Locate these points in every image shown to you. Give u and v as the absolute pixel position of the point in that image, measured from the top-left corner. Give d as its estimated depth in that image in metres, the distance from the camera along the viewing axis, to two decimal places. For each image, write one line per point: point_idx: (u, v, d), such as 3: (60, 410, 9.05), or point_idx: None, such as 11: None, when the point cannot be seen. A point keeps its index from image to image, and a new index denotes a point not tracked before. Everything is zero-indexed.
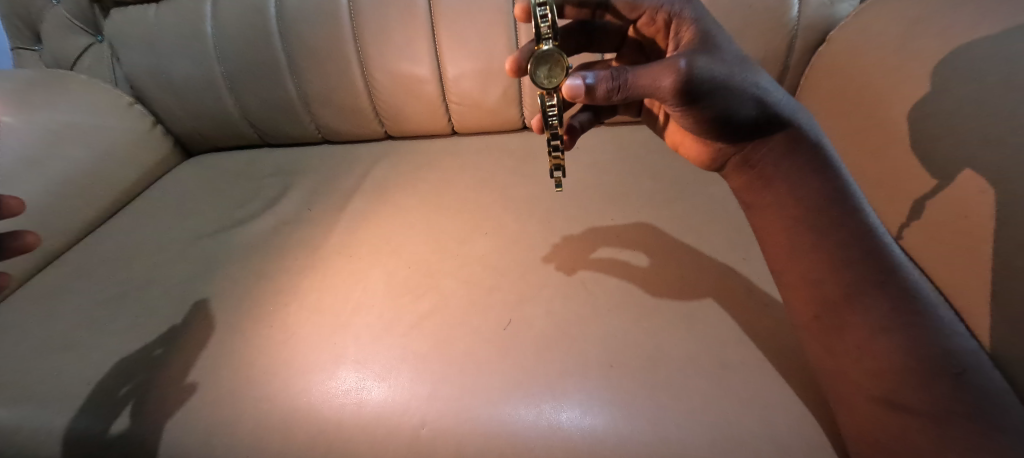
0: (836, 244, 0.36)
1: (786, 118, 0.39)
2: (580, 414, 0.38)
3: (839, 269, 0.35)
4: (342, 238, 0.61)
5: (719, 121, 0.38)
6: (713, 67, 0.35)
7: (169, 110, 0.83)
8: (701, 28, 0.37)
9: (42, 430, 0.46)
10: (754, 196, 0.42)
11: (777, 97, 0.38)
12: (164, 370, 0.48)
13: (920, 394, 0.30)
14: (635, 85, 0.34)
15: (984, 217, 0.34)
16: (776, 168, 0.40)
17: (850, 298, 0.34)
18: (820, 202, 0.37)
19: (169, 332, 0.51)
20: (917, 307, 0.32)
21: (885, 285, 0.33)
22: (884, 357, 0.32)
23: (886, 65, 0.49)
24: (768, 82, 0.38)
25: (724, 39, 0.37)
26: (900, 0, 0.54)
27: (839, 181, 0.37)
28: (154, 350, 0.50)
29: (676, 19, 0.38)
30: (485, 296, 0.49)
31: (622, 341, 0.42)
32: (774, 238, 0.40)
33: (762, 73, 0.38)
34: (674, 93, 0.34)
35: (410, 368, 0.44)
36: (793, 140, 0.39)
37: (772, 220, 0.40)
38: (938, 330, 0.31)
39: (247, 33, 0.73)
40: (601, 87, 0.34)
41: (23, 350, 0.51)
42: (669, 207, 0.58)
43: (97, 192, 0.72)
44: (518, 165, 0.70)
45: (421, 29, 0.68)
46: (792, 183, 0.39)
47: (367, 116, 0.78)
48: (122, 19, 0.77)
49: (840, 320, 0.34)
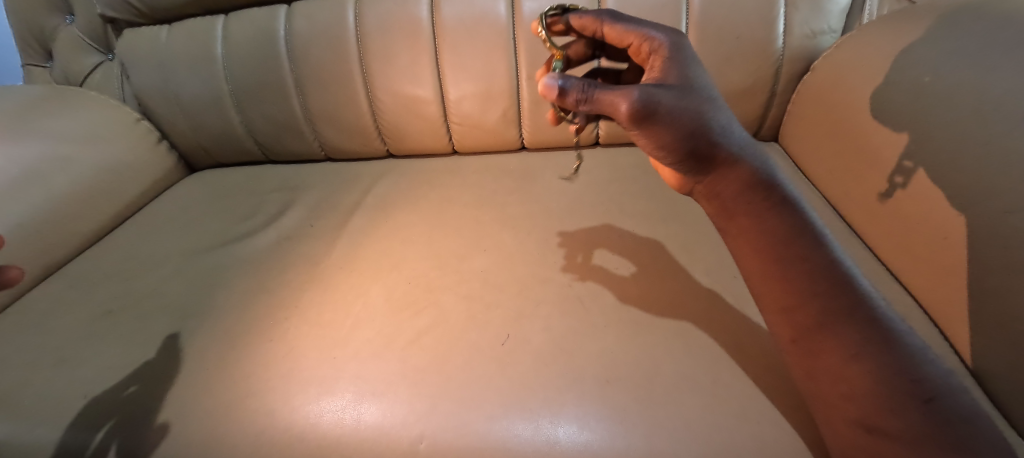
0: (806, 273, 0.34)
1: (751, 158, 0.37)
2: (576, 431, 0.39)
3: (809, 297, 0.34)
4: (343, 253, 0.62)
5: (677, 151, 0.36)
6: (672, 99, 0.35)
7: (179, 130, 0.88)
8: (672, 65, 0.38)
9: (36, 442, 0.46)
10: (721, 230, 0.40)
11: (738, 137, 0.38)
12: (139, 407, 0.47)
13: (898, 420, 0.30)
14: (597, 101, 0.36)
15: (958, 238, 0.40)
16: (734, 202, 0.37)
17: (823, 326, 0.33)
18: (783, 235, 0.35)
19: (143, 369, 0.50)
20: (888, 336, 0.32)
21: (855, 314, 0.33)
22: (860, 384, 0.31)
23: (868, 93, 0.55)
24: (730, 122, 0.38)
25: (695, 77, 0.38)
26: (874, 34, 0.60)
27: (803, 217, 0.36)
28: (126, 388, 0.48)
29: (655, 54, 0.40)
30: (483, 312, 0.51)
31: (618, 356, 0.44)
32: (743, 269, 0.38)
33: (728, 113, 0.38)
34: (627, 119, 0.34)
35: (408, 384, 0.44)
36: (752, 178, 0.37)
37: (740, 253, 0.38)
38: (913, 356, 0.31)
39: (256, 57, 0.78)
40: (570, 95, 0.37)
41: (24, 358, 0.53)
42: (664, 225, 0.60)
43: (101, 205, 0.75)
44: (517, 184, 0.73)
45: (423, 49, 0.73)
46: (756, 218, 0.37)
47: (369, 135, 0.82)
48: (138, 41, 0.83)
49: (816, 347, 0.34)
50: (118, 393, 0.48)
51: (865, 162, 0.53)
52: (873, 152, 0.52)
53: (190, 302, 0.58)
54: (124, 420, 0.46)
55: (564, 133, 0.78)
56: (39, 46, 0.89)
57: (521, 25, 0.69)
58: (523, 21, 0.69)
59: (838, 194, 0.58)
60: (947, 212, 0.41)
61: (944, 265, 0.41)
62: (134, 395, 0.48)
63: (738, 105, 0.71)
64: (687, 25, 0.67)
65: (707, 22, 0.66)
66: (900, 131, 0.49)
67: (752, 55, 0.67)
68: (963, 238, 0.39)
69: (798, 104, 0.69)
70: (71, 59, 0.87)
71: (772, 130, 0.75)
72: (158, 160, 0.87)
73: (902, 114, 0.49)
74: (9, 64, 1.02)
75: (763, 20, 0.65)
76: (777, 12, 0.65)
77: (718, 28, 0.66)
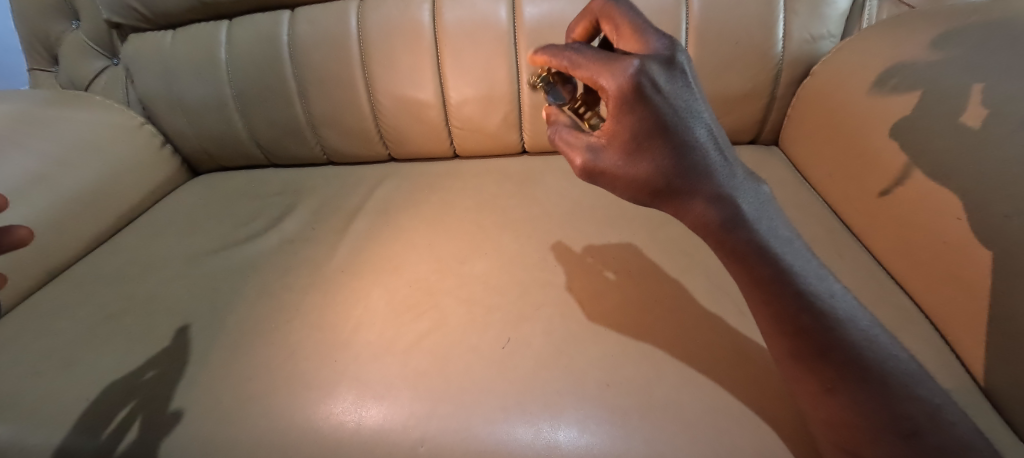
0: (774, 316, 0.31)
1: (719, 201, 0.32)
2: (576, 434, 0.39)
3: (778, 334, 0.31)
4: (345, 257, 0.62)
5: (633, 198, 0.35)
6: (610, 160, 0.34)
7: (182, 133, 0.88)
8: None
9: (39, 445, 0.47)
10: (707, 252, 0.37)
11: (710, 175, 0.32)
12: (160, 390, 0.48)
13: (873, 447, 0.28)
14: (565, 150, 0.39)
15: (960, 243, 0.40)
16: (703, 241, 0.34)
17: (795, 359, 0.31)
18: (750, 277, 0.32)
19: (161, 354, 0.52)
20: (869, 373, 0.29)
21: (829, 355, 0.30)
22: (835, 413, 0.30)
23: (868, 97, 0.55)
24: (699, 160, 0.32)
25: (655, 117, 0.31)
26: (874, 38, 0.60)
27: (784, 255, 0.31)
28: (145, 373, 0.50)
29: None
30: (484, 315, 0.51)
31: (618, 359, 0.44)
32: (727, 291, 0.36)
33: (697, 146, 0.32)
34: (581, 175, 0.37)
35: (409, 388, 0.45)
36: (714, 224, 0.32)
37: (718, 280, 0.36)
38: (895, 391, 0.28)
39: (260, 61, 0.78)
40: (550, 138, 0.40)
41: (28, 360, 0.53)
42: (664, 229, 0.60)
43: (105, 208, 0.75)
44: (518, 188, 0.73)
45: (426, 54, 0.73)
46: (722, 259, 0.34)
47: (371, 139, 0.83)
48: (143, 46, 0.84)
49: (791, 375, 0.32)
50: (139, 377, 0.50)
51: (865, 166, 0.53)
52: (873, 156, 0.52)
53: (193, 304, 0.58)
54: (145, 401, 0.47)
55: None
56: (44, 51, 0.89)
57: (521, 30, 0.70)
58: (524, 26, 0.70)
59: (839, 198, 0.58)
60: (949, 216, 0.42)
61: (945, 269, 0.41)
62: (152, 380, 0.49)
63: (738, 109, 0.72)
64: (686, 30, 0.68)
65: (707, 27, 0.67)
66: (900, 135, 0.49)
67: (753, 60, 0.68)
68: (964, 241, 0.40)
69: (798, 108, 0.69)
70: (77, 64, 0.88)
71: (772, 134, 0.75)
72: (161, 164, 0.87)
73: (902, 119, 0.49)
74: (14, 67, 1.03)
75: (762, 25, 0.66)
76: (776, 17, 0.66)
77: (718, 32, 0.67)
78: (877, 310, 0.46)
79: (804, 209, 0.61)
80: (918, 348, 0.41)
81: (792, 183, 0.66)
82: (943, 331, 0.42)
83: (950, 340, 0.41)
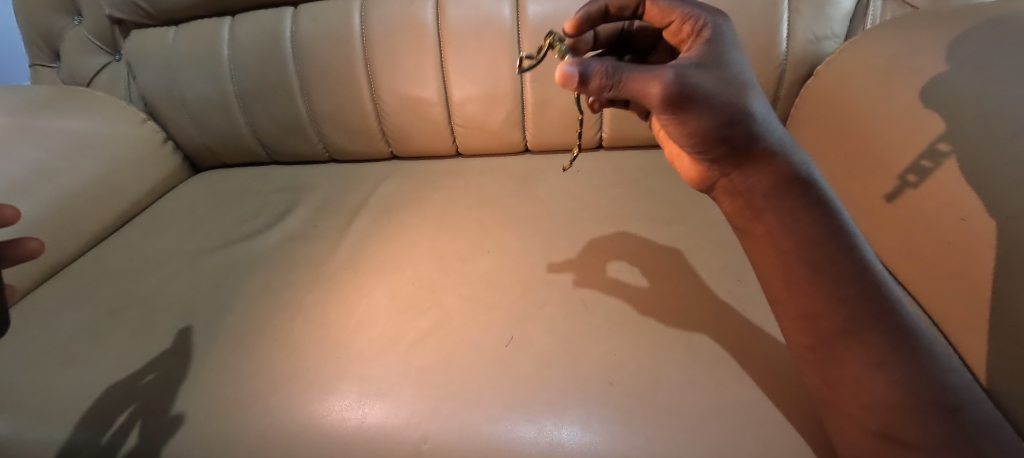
0: (835, 280, 0.33)
1: (779, 151, 0.36)
2: (579, 432, 0.39)
3: (835, 303, 0.33)
4: (347, 254, 0.62)
5: (710, 137, 0.36)
6: (705, 80, 0.34)
7: (184, 130, 0.88)
8: (710, 48, 0.37)
9: (42, 441, 0.47)
10: (746, 225, 0.38)
11: (769, 128, 0.37)
12: (159, 393, 0.48)
13: (919, 431, 0.30)
14: (628, 86, 0.34)
15: (962, 243, 0.40)
16: (763, 198, 0.37)
17: (849, 334, 0.32)
18: (808, 238, 0.34)
19: (162, 356, 0.51)
20: (914, 345, 0.31)
21: (886, 322, 0.32)
22: (882, 395, 0.31)
23: (871, 98, 0.55)
24: (761, 110, 0.36)
25: (730, 58, 0.36)
26: (878, 38, 0.60)
27: (839, 221, 0.34)
28: (145, 376, 0.49)
29: (696, 36, 0.38)
30: (487, 313, 0.51)
31: (621, 359, 0.44)
32: (767, 268, 0.37)
33: (759, 101, 0.37)
34: (662, 103, 0.34)
35: (411, 386, 0.45)
36: (783, 172, 0.36)
37: (766, 252, 0.37)
38: (937, 364, 0.31)
39: (262, 58, 0.78)
40: (595, 80, 0.35)
41: (31, 356, 0.53)
42: (667, 228, 0.60)
43: (107, 205, 0.75)
44: (520, 186, 0.73)
45: (429, 51, 0.73)
46: (782, 218, 0.36)
47: (373, 136, 0.83)
48: (145, 41, 0.84)
49: (838, 353, 0.33)
50: (138, 380, 0.49)
51: (867, 166, 0.53)
52: (876, 157, 0.52)
53: (195, 301, 0.58)
54: (144, 405, 0.47)
55: (567, 136, 0.78)
56: (46, 46, 0.89)
57: (525, 29, 0.70)
58: (528, 24, 0.70)
59: None
60: (951, 218, 0.42)
61: (949, 270, 0.42)
62: (152, 384, 0.49)
63: None
64: None
65: None
66: (903, 136, 0.49)
67: (756, 59, 0.68)
68: (966, 242, 0.40)
69: (801, 109, 0.69)
70: (78, 60, 0.88)
71: None
72: (163, 160, 0.87)
73: (905, 120, 0.49)
74: (16, 64, 1.02)
75: (767, 25, 0.66)
76: (781, 16, 0.66)
77: None
78: None
79: None
80: None
81: None
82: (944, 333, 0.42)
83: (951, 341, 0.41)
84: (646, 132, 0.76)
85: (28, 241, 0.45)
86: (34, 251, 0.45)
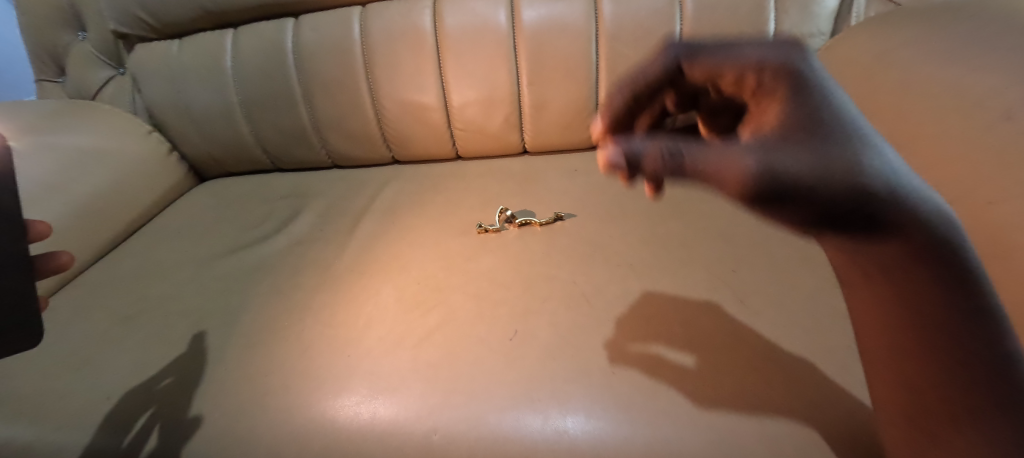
0: (959, 359, 0.26)
1: (916, 225, 0.25)
2: (584, 421, 0.41)
3: (946, 379, 0.26)
4: (353, 256, 0.64)
5: (813, 221, 0.25)
6: (803, 156, 0.23)
7: (188, 140, 0.90)
8: (804, 107, 0.25)
9: (62, 445, 0.48)
10: (852, 282, 0.31)
11: (910, 199, 0.25)
12: (177, 396, 0.49)
13: None
14: (696, 172, 0.25)
15: None
16: (879, 269, 0.28)
17: (957, 419, 0.26)
18: (932, 316, 0.26)
19: (177, 362, 0.52)
20: None
21: (1014, 415, 0.25)
22: None
23: (857, 94, 0.57)
24: (896, 177, 0.25)
25: (830, 107, 0.25)
26: (862, 34, 0.62)
27: (981, 297, 0.26)
28: (162, 380, 0.51)
29: (770, 89, 0.28)
30: (492, 309, 0.52)
31: (623, 348, 0.46)
32: (869, 324, 0.31)
33: (889, 151, 0.25)
34: (743, 196, 0.23)
35: (420, 380, 0.46)
36: (922, 248, 0.25)
37: (873, 310, 0.30)
38: None
39: (265, 68, 0.80)
40: (647, 163, 0.27)
41: (48, 363, 0.54)
42: (663, 223, 0.62)
43: (116, 215, 0.77)
44: (520, 187, 0.75)
45: (428, 58, 0.75)
46: (899, 285, 0.27)
47: (375, 142, 0.85)
48: (149, 55, 0.86)
49: (937, 432, 0.27)
50: (155, 384, 0.50)
51: None
52: None
53: (207, 306, 0.60)
54: (163, 408, 0.48)
55: (564, 137, 0.80)
56: (52, 62, 0.91)
57: (520, 34, 0.72)
58: (523, 29, 0.72)
59: None
60: None
61: None
62: (169, 387, 0.50)
63: None
64: (680, 31, 0.70)
65: (701, 27, 0.69)
66: (887, 127, 0.51)
67: None
68: None
69: None
70: (83, 74, 0.90)
71: None
72: (168, 170, 0.89)
73: (889, 114, 0.51)
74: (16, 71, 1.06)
75: (755, 24, 0.68)
76: (769, 16, 0.68)
77: (712, 31, 0.69)
78: None
79: None
80: None
81: None
82: None
83: None
84: None
85: (61, 255, 0.46)
86: (65, 265, 0.47)
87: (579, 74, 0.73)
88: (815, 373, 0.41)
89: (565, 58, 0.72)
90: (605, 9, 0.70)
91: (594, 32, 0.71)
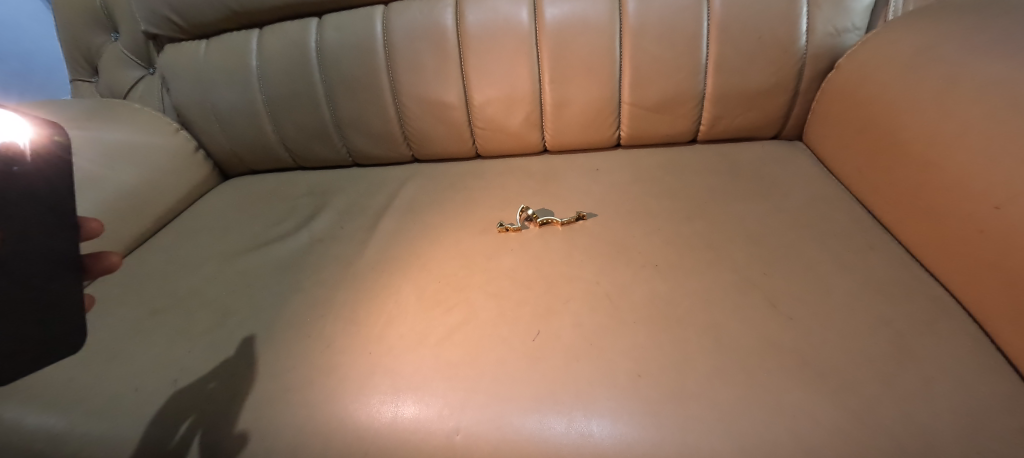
0: None
1: None
2: (609, 425, 0.40)
3: None
4: (374, 254, 0.64)
5: None
6: None
7: (214, 139, 0.92)
8: None
9: (91, 435, 0.49)
10: None
11: None
12: (202, 398, 0.49)
13: None
14: None
15: (997, 231, 0.40)
16: None
17: None
18: None
19: (203, 363, 0.52)
20: None
21: None
22: None
23: (895, 91, 0.55)
24: None
25: None
26: (900, 28, 0.59)
27: None
28: (188, 381, 0.50)
29: None
30: (513, 309, 0.52)
31: (648, 350, 0.44)
32: None
33: None
34: None
35: (443, 380, 0.46)
36: None
37: None
38: None
39: (289, 67, 0.81)
40: None
41: (80, 355, 0.56)
42: (689, 223, 0.61)
43: (144, 211, 0.79)
44: (540, 186, 0.74)
45: (450, 57, 0.75)
46: None
47: (396, 140, 0.85)
48: (178, 54, 0.88)
49: None
50: (181, 385, 0.50)
51: (897, 158, 0.53)
52: (905, 149, 0.52)
53: (233, 301, 0.61)
54: (189, 402, 0.49)
55: (585, 136, 0.79)
56: (86, 62, 0.94)
57: (543, 32, 0.71)
58: (546, 27, 0.71)
59: (870, 193, 0.58)
60: (982, 206, 0.42)
61: (984, 258, 0.41)
62: (195, 388, 0.50)
63: (761, 104, 0.72)
64: (708, 27, 0.68)
65: (728, 23, 0.67)
66: (929, 125, 0.49)
67: (776, 54, 0.68)
68: (1000, 230, 0.40)
69: (823, 103, 0.69)
70: (114, 74, 0.93)
71: (796, 129, 0.75)
72: (194, 168, 0.91)
73: (932, 111, 0.49)
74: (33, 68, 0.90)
75: (785, 19, 0.66)
76: (801, 10, 0.66)
77: (740, 27, 0.67)
78: (912, 300, 0.46)
79: (831, 202, 0.61)
80: (958, 339, 0.41)
81: (819, 178, 0.66)
82: (982, 324, 0.42)
83: (989, 332, 0.41)
84: (665, 130, 0.77)
85: (109, 256, 0.45)
86: (115, 265, 0.45)
87: (601, 72, 0.72)
88: (854, 381, 0.39)
89: (588, 56, 0.71)
90: (629, 6, 0.68)
91: (617, 30, 0.70)
